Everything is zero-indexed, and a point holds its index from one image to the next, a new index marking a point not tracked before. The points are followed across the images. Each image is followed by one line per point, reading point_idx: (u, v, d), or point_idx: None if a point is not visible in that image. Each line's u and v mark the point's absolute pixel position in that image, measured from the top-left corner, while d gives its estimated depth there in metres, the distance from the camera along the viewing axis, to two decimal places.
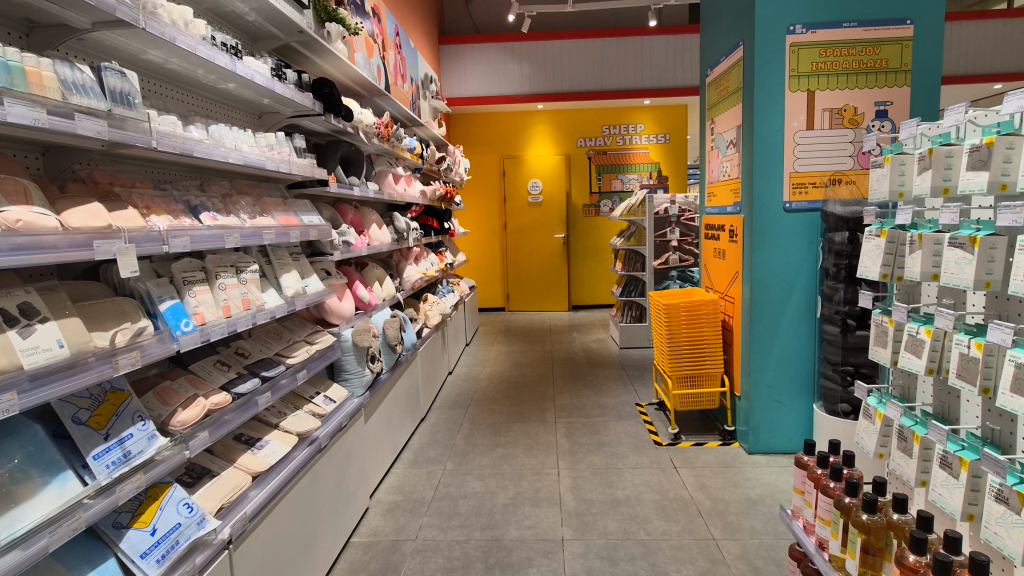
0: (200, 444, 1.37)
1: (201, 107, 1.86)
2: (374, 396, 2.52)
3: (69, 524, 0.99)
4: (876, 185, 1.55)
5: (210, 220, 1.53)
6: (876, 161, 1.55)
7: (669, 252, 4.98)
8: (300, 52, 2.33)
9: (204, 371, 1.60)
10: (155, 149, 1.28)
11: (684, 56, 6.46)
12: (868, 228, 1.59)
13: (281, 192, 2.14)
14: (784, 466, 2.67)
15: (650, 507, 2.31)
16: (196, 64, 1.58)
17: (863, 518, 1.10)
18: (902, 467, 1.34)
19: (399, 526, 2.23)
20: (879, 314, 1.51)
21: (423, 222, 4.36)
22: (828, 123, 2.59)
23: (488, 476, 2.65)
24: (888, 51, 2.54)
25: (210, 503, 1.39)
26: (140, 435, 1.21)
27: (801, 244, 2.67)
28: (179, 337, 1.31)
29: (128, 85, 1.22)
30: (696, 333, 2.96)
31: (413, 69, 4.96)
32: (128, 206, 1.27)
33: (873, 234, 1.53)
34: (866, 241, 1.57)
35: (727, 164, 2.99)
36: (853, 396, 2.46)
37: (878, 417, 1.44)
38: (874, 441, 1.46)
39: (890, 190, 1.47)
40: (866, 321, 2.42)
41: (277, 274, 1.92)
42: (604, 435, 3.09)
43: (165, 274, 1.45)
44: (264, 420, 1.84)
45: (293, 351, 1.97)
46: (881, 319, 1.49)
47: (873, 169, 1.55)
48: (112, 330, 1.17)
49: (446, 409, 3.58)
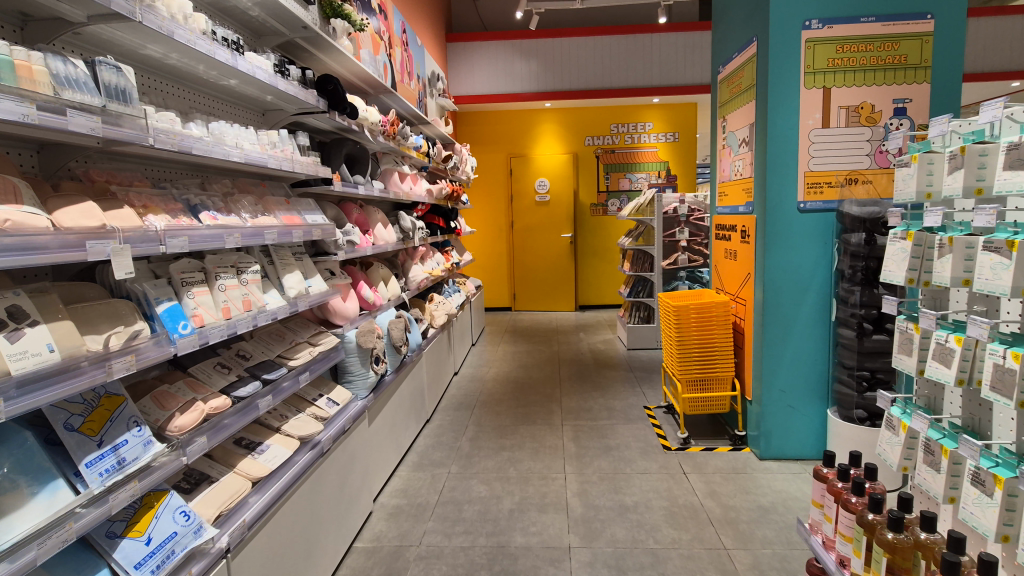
0: (197, 450, 1.34)
1: (203, 103, 1.83)
2: (378, 398, 2.48)
3: (58, 536, 0.95)
4: (902, 185, 1.49)
5: (210, 219, 1.50)
6: (902, 160, 1.49)
7: (678, 252, 4.92)
8: (305, 48, 2.29)
9: (203, 374, 1.57)
10: (151, 147, 1.24)
11: (694, 53, 6.38)
12: (891, 230, 1.53)
13: (284, 191, 2.10)
14: (797, 473, 2.60)
15: (659, 514, 2.26)
16: (196, 60, 1.54)
17: (889, 537, 1.04)
18: (930, 482, 1.28)
19: (403, 531, 2.19)
20: (904, 320, 1.45)
21: (430, 222, 4.30)
22: (844, 121, 2.52)
23: (494, 480, 2.61)
24: (908, 47, 2.46)
25: (208, 510, 1.35)
26: (135, 441, 1.18)
27: (816, 246, 2.61)
28: (177, 340, 1.27)
29: (124, 81, 1.18)
30: (707, 335, 2.90)
31: (420, 67, 4.92)
32: (124, 206, 1.24)
33: (898, 236, 1.47)
34: (890, 245, 1.51)
35: (739, 162, 2.92)
36: (869, 402, 2.39)
37: (902, 429, 1.40)
38: (898, 454, 1.40)
39: (917, 190, 1.42)
40: (883, 325, 2.35)
41: (280, 274, 1.88)
42: (611, 438, 3.04)
43: (163, 275, 1.41)
44: (265, 423, 1.80)
45: (296, 353, 1.94)
46: (906, 326, 1.43)
47: (898, 169, 1.49)
48: (106, 334, 1.14)
49: (452, 411, 3.54)
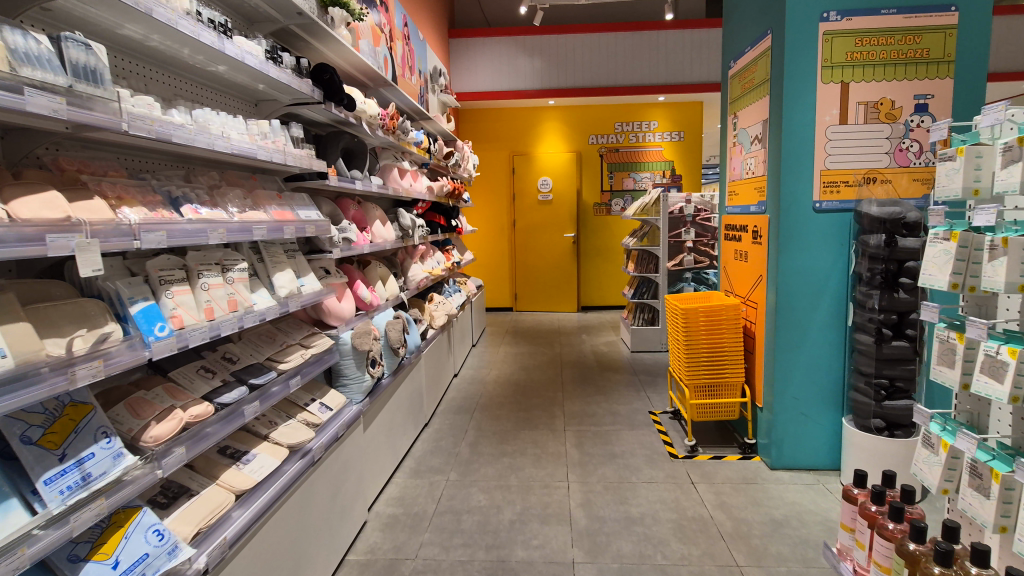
0: (174, 462, 1.23)
1: (189, 91, 1.73)
2: (374, 402, 2.38)
3: (10, 563, 0.85)
4: (944, 181, 1.38)
5: (192, 212, 1.39)
6: (945, 154, 1.39)
7: (684, 253, 4.82)
8: (300, 37, 2.19)
9: (184, 379, 1.46)
10: (125, 133, 1.14)
11: (701, 51, 6.27)
12: (930, 230, 1.43)
13: (277, 185, 2.00)
14: (810, 484, 2.50)
15: (667, 528, 2.16)
16: (180, 43, 1.44)
17: (934, 571, 0.96)
18: (978, 509, 1.19)
19: (398, 543, 2.09)
20: (943, 329, 1.35)
21: (429, 220, 4.17)
22: (863, 117, 2.42)
23: (494, 488, 2.51)
24: (930, 41, 2.35)
25: (185, 528, 1.25)
26: (103, 455, 1.08)
27: (832, 248, 2.51)
28: (151, 344, 1.17)
29: (95, 60, 1.08)
30: (717, 339, 2.79)
31: (422, 62, 4.82)
32: (95, 196, 1.14)
33: (939, 237, 1.38)
34: (929, 247, 1.42)
35: (751, 160, 2.81)
36: (888, 412, 2.27)
37: (943, 448, 1.30)
38: (937, 476, 1.31)
39: (964, 186, 1.31)
40: (903, 331, 2.25)
41: (270, 272, 1.78)
42: (616, 445, 2.94)
43: (140, 273, 1.31)
44: (253, 430, 1.70)
45: (286, 356, 1.84)
46: (949, 335, 1.33)
47: (941, 164, 1.39)
48: (69, 336, 1.04)
49: (451, 414, 3.44)
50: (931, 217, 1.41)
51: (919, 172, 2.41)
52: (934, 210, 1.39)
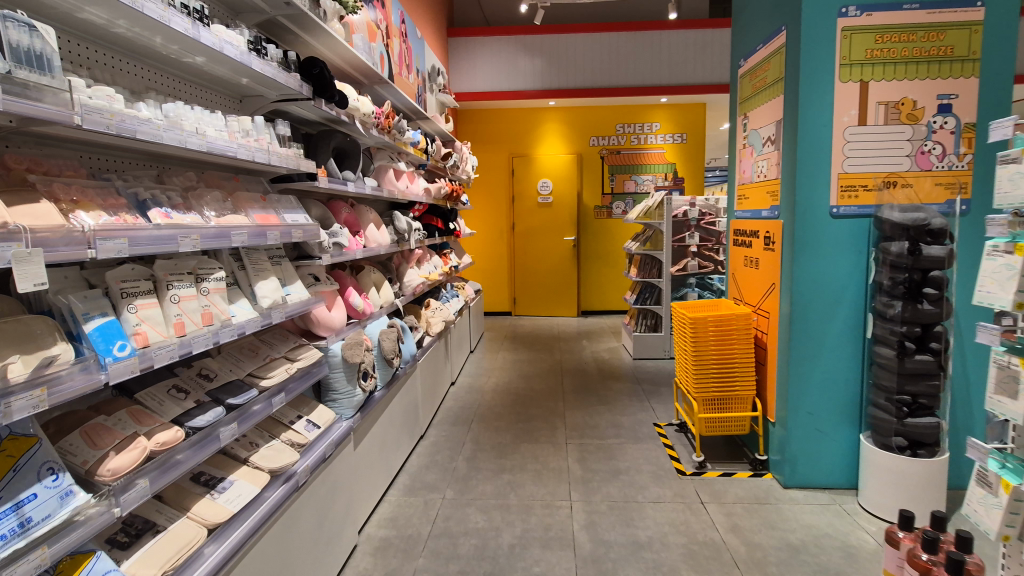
0: (135, 498, 1.10)
1: (163, 84, 1.60)
2: (366, 417, 2.24)
3: None
4: (1005, 186, 1.28)
5: (162, 217, 1.26)
6: (1004, 155, 1.28)
7: (688, 258, 4.69)
8: (289, 29, 2.06)
9: (152, 401, 1.32)
10: (79, 127, 1.00)
11: (705, 51, 6.15)
12: (989, 241, 1.36)
13: (262, 187, 1.87)
14: (826, 504, 2.37)
15: (676, 553, 2.03)
16: (151, 30, 1.31)
17: None
18: None
19: (390, 570, 1.95)
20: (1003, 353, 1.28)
21: (426, 223, 4.05)
22: (883, 118, 2.30)
23: (493, 508, 2.37)
24: (954, 37, 2.24)
25: (147, 571, 1.11)
26: (47, 496, 0.95)
27: (850, 256, 2.38)
28: (108, 366, 1.03)
29: (40, 43, 0.94)
30: (727, 350, 2.67)
31: (420, 60, 4.69)
32: (43, 199, 1.00)
33: (1002, 249, 1.30)
34: (986, 260, 1.35)
35: (764, 163, 2.69)
36: (911, 430, 2.15)
37: (1003, 488, 1.22)
38: (998, 519, 1.21)
39: None
40: (927, 344, 2.13)
41: (252, 281, 1.65)
42: (620, 460, 2.81)
43: (99, 284, 1.18)
44: (231, 453, 1.57)
45: (270, 371, 1.70)
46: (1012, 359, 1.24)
47: (1002, 167, 1.28)
48: (5, 361, 0.89)
49: (448, 426, 3.30)
50: (991, 227, 1.32)
51: (942, 176, 2.29)
52: (994, 219, 1.31)
